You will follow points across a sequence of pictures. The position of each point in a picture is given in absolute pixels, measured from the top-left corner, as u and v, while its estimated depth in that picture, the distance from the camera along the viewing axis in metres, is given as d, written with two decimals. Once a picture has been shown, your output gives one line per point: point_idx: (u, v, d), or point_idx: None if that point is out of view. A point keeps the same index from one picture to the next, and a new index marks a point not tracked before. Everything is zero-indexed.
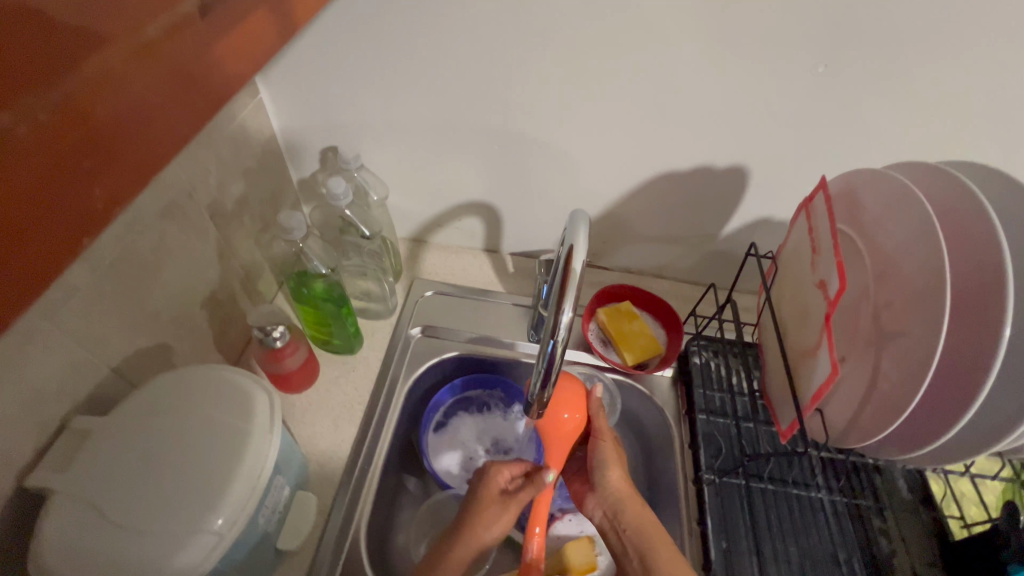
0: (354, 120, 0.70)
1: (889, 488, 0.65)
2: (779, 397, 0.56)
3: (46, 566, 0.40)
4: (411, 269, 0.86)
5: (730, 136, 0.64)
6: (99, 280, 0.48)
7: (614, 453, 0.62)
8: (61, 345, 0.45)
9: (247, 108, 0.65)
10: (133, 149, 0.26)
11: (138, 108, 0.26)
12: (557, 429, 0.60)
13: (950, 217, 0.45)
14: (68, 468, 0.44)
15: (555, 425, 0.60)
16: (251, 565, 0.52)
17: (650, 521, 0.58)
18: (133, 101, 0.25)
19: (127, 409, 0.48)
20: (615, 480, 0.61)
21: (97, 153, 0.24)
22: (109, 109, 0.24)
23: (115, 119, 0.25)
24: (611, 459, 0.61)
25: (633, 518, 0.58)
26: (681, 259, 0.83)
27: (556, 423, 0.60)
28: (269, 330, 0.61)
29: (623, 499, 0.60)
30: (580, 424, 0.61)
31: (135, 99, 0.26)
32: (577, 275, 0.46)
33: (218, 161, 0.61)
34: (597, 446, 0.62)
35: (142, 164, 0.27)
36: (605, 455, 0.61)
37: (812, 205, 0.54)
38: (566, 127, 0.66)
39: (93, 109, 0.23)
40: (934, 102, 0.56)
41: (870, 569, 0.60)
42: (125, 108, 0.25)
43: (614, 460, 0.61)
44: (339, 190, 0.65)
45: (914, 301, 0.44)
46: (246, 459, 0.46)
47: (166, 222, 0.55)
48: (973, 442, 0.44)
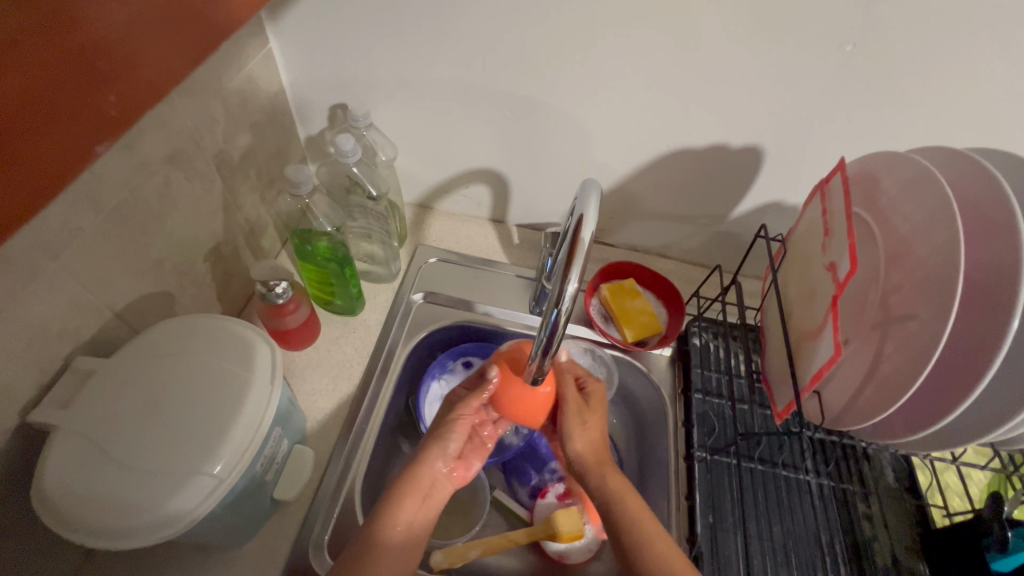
0: (366, 77, 0.68)
1: (877, 475, 0.66)
2: (778, 378, 0.56)
3: (47, 500, 0.41)
4: (416, 235, 0.85)
5: (748, 114, 0.62)
6: (103, 223, 0.47)
7: (579, 421, 0.59)
8: (64, 285, 0.45)
9: (256, 58, 0.63)
10: (124, 63, 0.27)
11: (123, 20, 0.26)
12: (519, 404, 0.57)
13: (970, 203, 0.45)
14: (69, 406, 0.45)
15: (512, 399, 0.57)
16: (247, 511, 0.53)
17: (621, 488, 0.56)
18: (115, 13, 0.26)
19: (129, 352, 0.49)
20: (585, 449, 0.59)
21: (85, 64, 0.25)
22: (92, 18, 0.25)
23: (99, 33, 0.25)
24: (580, 426, 0.59)
25: (609, 485, 0.57)
26: (688, 240, 0.82)
27: (512, 398, 0.57)
28: (272, 285, 0.61)
29: (590, 467, 0.58)
30: (546, 398, 0.58)
31: (120, 17, 0.26)
32: (586, 244, 0.45)
33: (225, 109, 0.60)
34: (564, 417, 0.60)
35: (137, 76, 0.28)
36: (570, 425, 0.59)
37: (828, 187, 0.53)
38: (581, 95, 0.65)
39: (80, 17, 0.24)
40: (963, 88, 0.55)
41: (851, 550, 0.61)
42: (108, 23, 0.26)
43: (584, 425, 0.59)
44: (348, 147, 0.64)
45: (924, 288, 0.44)
46: (247, 407, 0.47)
47: (172, 168, 0.54)
48: (970, 429, 0.45)
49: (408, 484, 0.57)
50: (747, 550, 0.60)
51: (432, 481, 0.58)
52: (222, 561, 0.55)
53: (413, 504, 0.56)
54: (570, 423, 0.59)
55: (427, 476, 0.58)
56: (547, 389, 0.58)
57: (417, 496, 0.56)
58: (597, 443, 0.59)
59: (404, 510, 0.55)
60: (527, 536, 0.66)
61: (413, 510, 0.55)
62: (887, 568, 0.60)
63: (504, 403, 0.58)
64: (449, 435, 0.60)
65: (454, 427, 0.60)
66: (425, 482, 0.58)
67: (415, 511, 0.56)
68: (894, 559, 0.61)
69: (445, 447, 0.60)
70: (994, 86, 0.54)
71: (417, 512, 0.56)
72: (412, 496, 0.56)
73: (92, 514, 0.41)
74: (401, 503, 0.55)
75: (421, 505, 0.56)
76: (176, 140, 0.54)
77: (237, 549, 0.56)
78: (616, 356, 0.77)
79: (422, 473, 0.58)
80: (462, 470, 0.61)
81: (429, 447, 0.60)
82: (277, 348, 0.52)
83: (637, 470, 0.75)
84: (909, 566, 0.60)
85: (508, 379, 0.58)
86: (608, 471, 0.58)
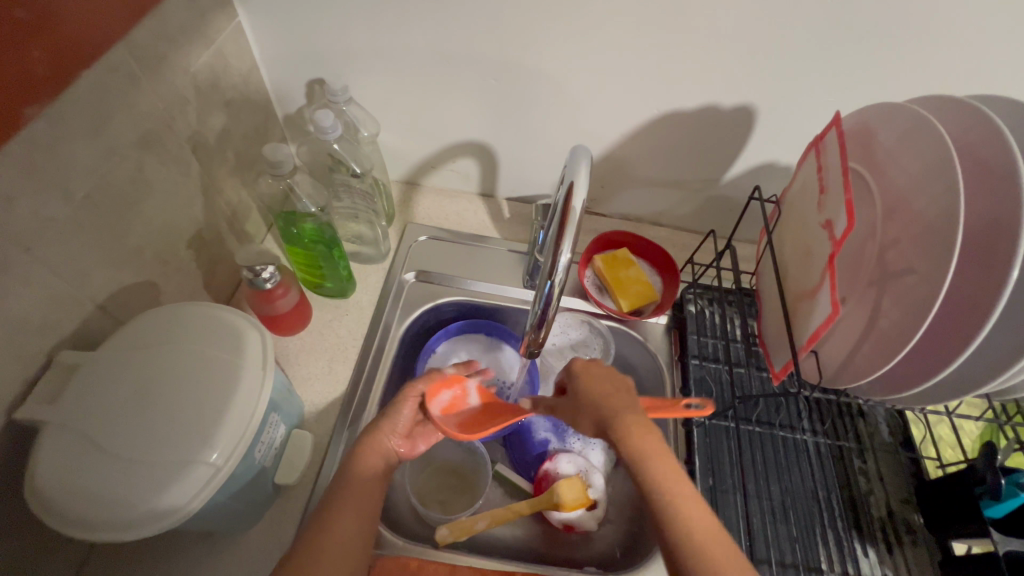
0: (341, 49, 0.65)
1: (871, 430, 0.67)
2: (775, 340, 0.56)
3: (41, 495, 0.41)
4: (404, 213, 0.84)
5: (739, 73, 0.60)
6: (77, 212, 0.46)
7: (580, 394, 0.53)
8: (40, 277, 0.44)
9: (225, 34, 0.60)
10: None
11: None
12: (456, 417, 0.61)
13: (969, 153, 0.44)
14: (57, 401, 0.44)
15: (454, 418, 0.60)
16: (249, 496, 0.53)
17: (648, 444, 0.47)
18: None
19: (114, 344, 0.47)
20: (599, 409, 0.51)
21: None
22: None
23: None
24: (581, 399, 0.52)
25: (632, 447, 0.47)
26: (681, 206, 0.81)
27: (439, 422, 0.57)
28: (259, 270, 0.59)
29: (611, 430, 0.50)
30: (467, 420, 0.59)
31: None
32: (577, 214, 0.44)
33: (196, 89, 0.57)
34: (576, 386, 0.54)
35: None
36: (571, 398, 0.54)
37: (823, 143, 0.52)
38: (567, 58, 0.62)
39: None
40: (961, 32, 0.53)
41: (847, 504, 0.63)
42: None
43: (595, 394, 0.52)
44: (327, 122, 0.61)
45: (923, 241, 0.43)
46: (240, 393, 0.46)
47: (145, 152, 0.52)
48: (967, 380, 0.45)
49: (369, 439, 0.55)
50: (747, 510, 0.61)
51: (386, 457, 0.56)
52: (229, 546, 0.56)
53: (375, 456, 0.54)
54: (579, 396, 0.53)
55: (381, 439, 0.56)
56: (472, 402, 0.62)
57: (377, 456, 0.55)
58: (614, 405, 0.51)
59: (371, 454, 0.54)
60: (530, 507, 0.66)
61: (374, 459, 0.54)
62: (881, 520, 0.62)
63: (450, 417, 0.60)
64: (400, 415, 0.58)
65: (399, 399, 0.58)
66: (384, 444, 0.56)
67: (375, 461, 0.54)
68: (888, 511, 0.63)
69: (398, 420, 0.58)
70: (994, 29, 0.52)
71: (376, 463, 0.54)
72: (375, 446, 0.55)
73: (87, 508, 0.40)
74: (368, 446, 0.55)
75: (380, 457, 0.55)
76: (147, 122, 0.51)
77: (242, 534, 0.56)
78: (612, 327, 0.77)
79: (380, 439, 0.56)
80: (407, 447, 0.59)
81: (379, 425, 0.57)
82: (267, 335, 0.51)
83: None
84: (902, 516, 0.62)
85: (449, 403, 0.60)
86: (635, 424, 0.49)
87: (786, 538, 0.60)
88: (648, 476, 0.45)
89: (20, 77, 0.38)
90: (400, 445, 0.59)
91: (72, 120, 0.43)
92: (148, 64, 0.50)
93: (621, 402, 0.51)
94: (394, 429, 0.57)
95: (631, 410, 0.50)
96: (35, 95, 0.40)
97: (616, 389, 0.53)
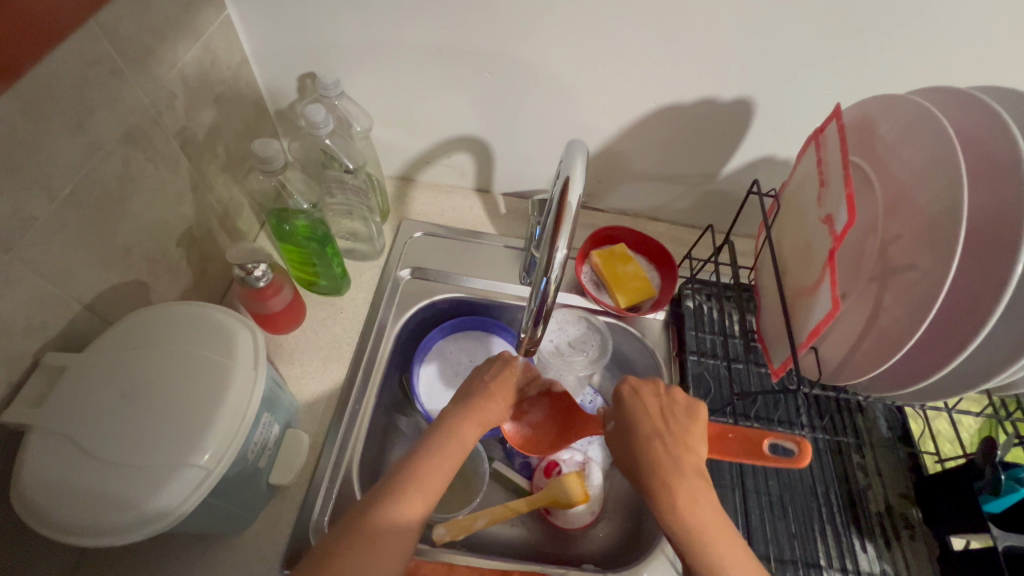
0: (333, 42, 0.64)
1: (870, 426, 0.67)
2: (775, 336, 0.55)
3: (25, 498, 0.40)
4: (399, 209, 0.83)
5: (738, 65, 0.59)
6: (61, 210, 0.45)
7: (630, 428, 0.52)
8: (25, 278, 0.43)
9: (213, 26, 0.59)
10: None
11: None
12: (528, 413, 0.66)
13: (972, 146, 0.43)
14: (43, 404, 0.43)
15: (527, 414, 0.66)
16: (243, 498, 0.52)
17: (684, 493, 0.47)
18: None
19: (102, 345, 0.47)
20: (648, 458, 0.49)
21: None
22: None
23: None
24: (628, 433, 0.52)
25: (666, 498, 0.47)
26: (678, 200, 0.80)
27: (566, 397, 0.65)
28: (250, 268, 0.58)
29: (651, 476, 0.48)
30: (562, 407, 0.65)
31: None
32: (574, 209, 0.43)
33: (183, 83, 0.56)
34: (627, 419, 0.53)
35: None
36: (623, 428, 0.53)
37: (823, 136, 0.51)
38: (563, 53, 0.61)
39: None
40: (964, 22, 0.52)
41: (847, 500, 0.63)
42: None
43: (647, 438, 0.51)
44: (319, 117, 0.60)
45: (926, 235, 0.43)
46: (231, 394, 0.45)
47: (130, 149, 0.50)
48: (968, 376, 0.45)
49: (448, 442, 0.52)
50: (746, 507, 0.61)
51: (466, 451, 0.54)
52: (223, 548, 0.55)
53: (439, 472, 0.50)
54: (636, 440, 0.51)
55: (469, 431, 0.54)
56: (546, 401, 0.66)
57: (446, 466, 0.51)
58: (665, 455, 0.49)
59: (431, 477, 0.50)
60: (527, 505, 0.65)
61: (431, 483, 0.49)
62: (880, 515, 0.62)
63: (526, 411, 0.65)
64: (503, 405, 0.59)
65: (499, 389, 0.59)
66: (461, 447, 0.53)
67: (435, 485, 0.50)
68: (887, 506, 0.62)
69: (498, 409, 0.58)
70: (997, 20, 0.52)
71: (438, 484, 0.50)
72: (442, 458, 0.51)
73: (73, 513, 0.40)
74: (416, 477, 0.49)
75: (458, 459, 0.52)
76: (132, 118, 0.50)
77: (235, 535, 0.56)
78: (609, 323, 0.76)
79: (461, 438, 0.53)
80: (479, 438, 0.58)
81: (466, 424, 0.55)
82: (259, 333, 0.50)
83: None
84: (901, 511, 0.62)
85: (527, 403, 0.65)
86: (685, 482, 0.47)
87: (785, 534, 0.60)
88: (686, 534, 0.45)
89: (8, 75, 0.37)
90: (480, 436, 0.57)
91: (54, 118, 0.42)
92: (134, 59, 0.49)
93: (676, 451, 0.49)
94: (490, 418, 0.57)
95: (673, 453, 0.49)
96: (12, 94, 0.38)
97: (674, 432, 0.51)
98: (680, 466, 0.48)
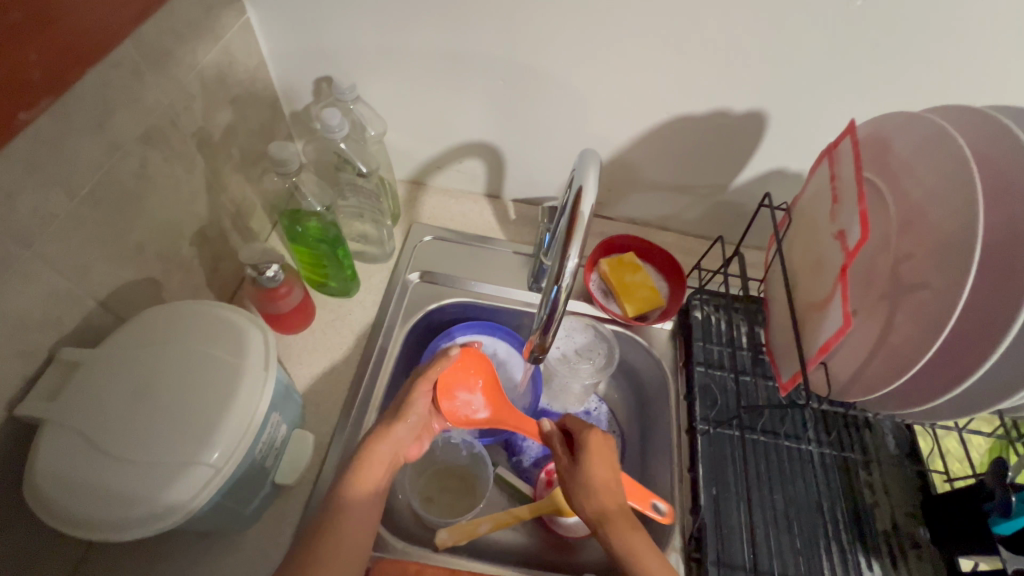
0: (350, 47, 0.65)
1: (879, 443, 0.66)
2: (784, 350, 0.55)
3: (39, 492, 0.40)
4: (409, 213, 0.83)
5: (751, 78, 0.60)
6: (79, 207, 0.45)
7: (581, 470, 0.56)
8: (43, 274, 0.43)
9: (232, 30, 0.60)
10: None
11: None
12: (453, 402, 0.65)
13: (988, 166, 0.43)
14: (56, 398, 0.43)
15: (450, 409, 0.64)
16: (247, 497, 0.53)
17: (632, 529, 0.51)
18: None
19: (115, 341, 0.47)
20: (598, 503, 0.53)
21: None
22: None
23: None
24: (584, 475, 0.55)
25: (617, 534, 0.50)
26: (688, 211, 0.80)
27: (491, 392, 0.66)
28: (263, 268, 0.59)
29: (603, 513, 0.52)
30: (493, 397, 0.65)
31: None
32: (586, 219, 0.43)
33: (202, 85, 0.56)
34: (584, 461, 0.56)
35: None
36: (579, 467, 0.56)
37: (836, 151, 0.51)
38: (578, 63, 0.62)
39: None
40: (982, 39, 0.52)
41: (854, 518, 0.62)
42: None
43: (602, 479, 0.54)
44: (334, 121, 0.61)
45: (939, 254, 0.42)
46: (241, 394, 0.46)
47: (148, 149, 0.51)
48: (981, 396, 0.45)
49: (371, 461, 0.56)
50: (750, 522, 0.60)
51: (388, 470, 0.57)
52: (227, 546, 0.55)
53: (374, 468, 0.56)
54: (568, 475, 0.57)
55: (388, 449, 0.57)
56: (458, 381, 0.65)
57: (376, 465, 0.56)
58: (614, 493, 0.54)
59: (369, 472, 0.55)
60: (530, 511, 0.65)
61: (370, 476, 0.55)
62: (886, 534, 0.61)
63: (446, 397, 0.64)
64: (413, 413, 0.61)
65: (415, 400, 0.61)
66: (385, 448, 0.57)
67: (371, 477, 0.55)
68: (894, 525, 0.62)
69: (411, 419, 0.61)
70: (1014, 38, 0.51)
71: (375, 478, 0.55)
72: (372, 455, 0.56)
73: (84, 508, 0.40)
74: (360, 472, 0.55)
75: (383, 474, 0.56)
76: (151, 119, 0.51)
77: (239, 535, 0.56)
78: (616, 331, 0.76)
79: (380, 447, 0.57)
80: (415, 447, 0.63)
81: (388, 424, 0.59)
82: (270, 333, 0.50)
83: (639, 446, 0.75)
84: (908, 530, 0.61)
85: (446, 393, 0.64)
86: (626, 518, 0.52)
87: (790, 550, 0.59)
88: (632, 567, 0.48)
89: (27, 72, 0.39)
90: (408, 445, 0.61)
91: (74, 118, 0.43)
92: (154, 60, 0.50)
93: (619, 494, 0.54)
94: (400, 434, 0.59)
95: (615, 492, 0.54)
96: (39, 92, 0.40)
97: (618, 474, 0.56)
98: (618, 504, 0.53)
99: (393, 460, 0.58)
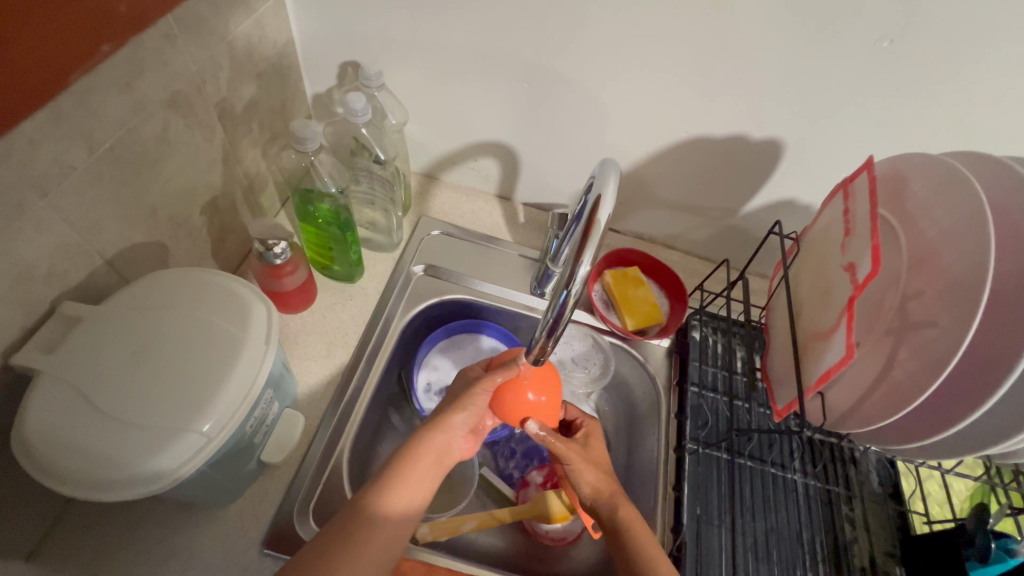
0: (380, 35, 0.65)
1: (862, 479, 0.67)
2: (781, 376, 0.56)
3: (26, 446, 0.40)
4: (420, 205, 0.83)
5: (772, 107, 0.61)
6: (99, 163, 0.45)
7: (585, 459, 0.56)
8: (54, 226, 0.43)
9: (266, 5, 0.60)
10: None
11: None
12: (522, 415, 0.57)
13: (1001, 214, 0.44)
14: (53, 350, 0.43)
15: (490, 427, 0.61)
16: (232, 471, 0.52)
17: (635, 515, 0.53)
18: None
19: (118, 301, 0.47)
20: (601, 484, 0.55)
21: None
22: None
23: None
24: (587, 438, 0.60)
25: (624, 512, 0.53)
26: (695, 231, 0.81)
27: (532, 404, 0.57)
28: (271, 245, 0.59)
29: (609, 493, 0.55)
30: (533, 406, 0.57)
31: None
32: (602, 226, 0.44)
33: (230, 57, 0.57)
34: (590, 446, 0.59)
35: None
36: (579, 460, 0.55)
37: (852, 186, 0.52)
38: (603, 74, 0.62)
39: None
40: (997, 93, 0.53)
41: (832, 552, 0.62)
42: None
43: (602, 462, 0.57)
44: (358, 106, 0.61)
45: (947, 295, 0.43)
46: (241, 365, 0.45)
47: (172, 113, 0.51)
48: (979, 438, 0.45)
49: (418, 459, 0.50)
50: (730, 548, 0.60)
51: (432, 469, 0.51)
52: (205, 520, 0.54)
53: (415, 481, 0.50)
54: (577, 463, 0.54)
55: (441, 441, 0.52)
56: (546, 397, 0.58)
57: (414, 477, 0.50)
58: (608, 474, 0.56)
59: (395, 500, 0.48)
60: (510, 514, 0.66)
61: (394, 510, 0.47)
62: (863, 569, 0.61)
63: (503, 409, 0.57)
64: (471, 408, 0.55)
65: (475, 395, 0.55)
66: (441, 442, 0.52)
67: (406, 499, 0.49)
68: (872, 562, 0.62)
69: (464, 417, 0.54)
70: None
71: (413, 493, 0.49)
72: (412, 469, 0.50)
73: (71, 464, 0.39)
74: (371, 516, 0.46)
75: (431, 470, 0.51)
76: (178, 83, 0.51)
77: (219, 509, 0.55)
78: (614, 344, 0.77)
79: (435, 441, 0.52)
80: (470, 443, 0.56)
81: (448, 413, 0.54)
82: (273, 309, 0.50)
83: (624, 461, 0.74)
84: (884, 569, 0.61)
85: (511, 384, 0.57)
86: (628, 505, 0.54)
87: None
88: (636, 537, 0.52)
89: (82, 30, 0.39)
90: (464, 438, 0.55)
91: (105, 75, 0.43)
92: (188, 25, 0.50)
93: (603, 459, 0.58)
94: (456, 425, 0.54)
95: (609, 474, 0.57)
96: (87, 51, 0.40)
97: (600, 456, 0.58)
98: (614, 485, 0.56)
99: (442, 456, 0.52)
